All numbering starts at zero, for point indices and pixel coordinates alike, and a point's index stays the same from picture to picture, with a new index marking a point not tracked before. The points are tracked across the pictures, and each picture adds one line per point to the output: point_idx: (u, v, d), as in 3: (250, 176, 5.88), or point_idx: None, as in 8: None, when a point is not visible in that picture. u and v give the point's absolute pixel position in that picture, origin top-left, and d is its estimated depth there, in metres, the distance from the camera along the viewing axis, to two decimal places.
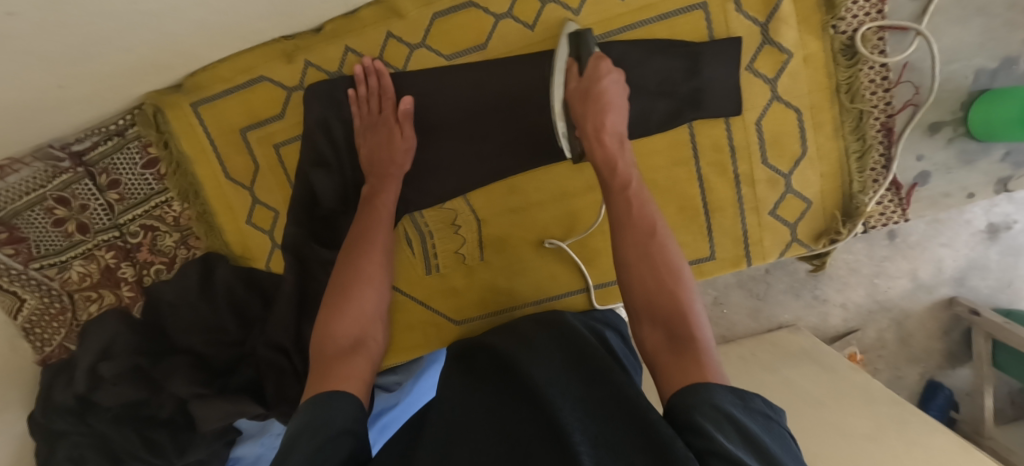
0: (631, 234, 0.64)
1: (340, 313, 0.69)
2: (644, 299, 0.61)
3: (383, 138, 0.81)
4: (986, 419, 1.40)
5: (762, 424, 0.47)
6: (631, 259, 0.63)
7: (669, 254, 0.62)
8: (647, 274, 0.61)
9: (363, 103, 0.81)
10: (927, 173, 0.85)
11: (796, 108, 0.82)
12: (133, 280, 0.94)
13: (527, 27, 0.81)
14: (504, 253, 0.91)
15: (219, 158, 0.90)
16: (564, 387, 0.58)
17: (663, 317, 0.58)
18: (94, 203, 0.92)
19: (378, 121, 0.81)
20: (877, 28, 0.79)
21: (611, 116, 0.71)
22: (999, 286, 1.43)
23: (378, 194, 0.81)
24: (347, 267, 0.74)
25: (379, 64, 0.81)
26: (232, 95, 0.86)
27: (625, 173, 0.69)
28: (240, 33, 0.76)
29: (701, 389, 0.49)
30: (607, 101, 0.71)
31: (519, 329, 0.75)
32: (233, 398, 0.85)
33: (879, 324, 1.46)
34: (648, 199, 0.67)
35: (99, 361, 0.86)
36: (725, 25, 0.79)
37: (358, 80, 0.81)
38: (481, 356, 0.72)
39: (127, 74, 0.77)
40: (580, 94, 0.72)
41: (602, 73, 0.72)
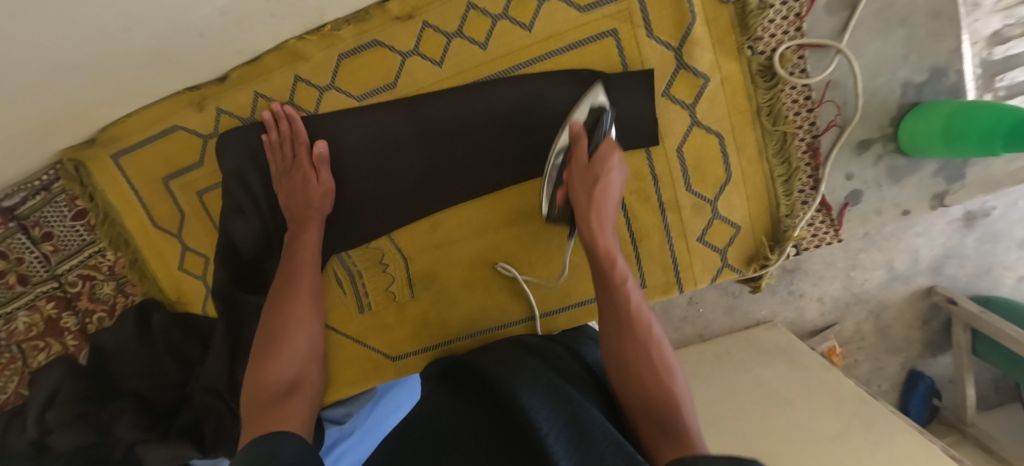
0: (631, 333, 0.68)
1: (271, 360, 0.70)
2: (640, 393, 0.64)
3: (299, 182, 0.79)
4: (968, 406, 1.31)
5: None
6: (630, 355, 0.66)
7: (667, 357, 0.66)
8: (645, 372, 0.65)
9: (277, 148, 0.81)
10: (859, 191, 0.83)
11: (717, 133, 0.80)
12: (76, 329, 0.96)
13: (434, 64, 0.80)
14: (434, 289, 0.91)
15: (145, 207, 0.90)
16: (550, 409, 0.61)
17: (657, 411, 0.62)
18: (30, 256, 0.93)
19: (291, 167, 0.80)
20: (796, 46, 0.76)
21: (610, 212, 0.74)
22: (979, 273, 1.31)
23: (297, 239, 0.80)
24: (276, 315, 0.74)
25: (289, 109, 0.80)
26: (148, 146, 0.86)
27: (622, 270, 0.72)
28: (145, 87, 0.76)
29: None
30: (609, 198, 0.74)
31: (501, 350, 0.79)
32: (172, 442, 0.87)
33: (857, 316, 1.35)
34: (643, 301, 0.71)
35: (45, 409, 0.87)
36: (636, 52, 0.77)
37: (268, 125, 0.80)
38: (465, 374, 0.77)
39: (41, 132, 0.77)
40: (586, 182, 0.73)
41: (616, 166, 0.73)
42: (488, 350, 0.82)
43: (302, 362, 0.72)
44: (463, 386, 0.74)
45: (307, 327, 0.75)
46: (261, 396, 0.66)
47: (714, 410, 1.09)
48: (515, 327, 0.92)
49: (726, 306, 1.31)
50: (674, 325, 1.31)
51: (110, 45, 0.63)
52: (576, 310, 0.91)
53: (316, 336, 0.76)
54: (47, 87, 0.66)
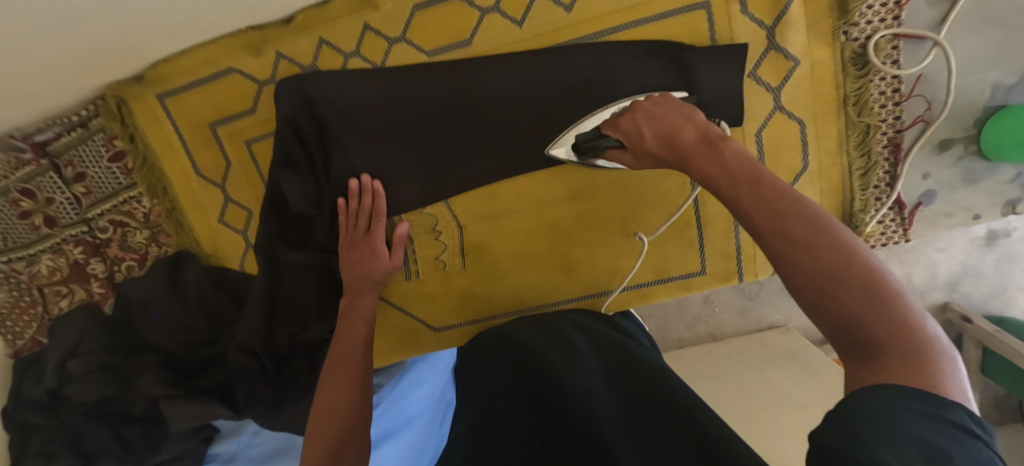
0: (792, 239, 0.46)
1: (342, 405, 0.70)
2: (830, 319, 0.44)
3: (367, 256, 0.81)
4: None
5: (966, 448, 0.35)
6: (789, 272, 0.46)
7: (857, 252, 0.44)
8: (820, 283, 0.44)
9: (351, 215, 0.82)
10: (933, 192, 0.81)
11: (799, 120, 0.77)
12: (104, 276, 0.91)
13: (515, 24, 0.75)
14: (485, 262, 0.88)
15: (188, 153, 0.86)
16: (606, 403, 0.62)
17: (853, 336, 0.42)
18: (61, 196, 0.87)
19: (362, 241, 0.81)
20: (891, 36, 0.72)
21: (687, 132, 0.58)
22: (993, 293, 1.26)
23: (353, 307, 0.81)
24: (328, 371, 0.74)
25: (377, 184, 0.80)
26: (197, 88, 0.81)
27: (749, 173, 0.51)
28: (205, 22, 0.71)
29: (882, 394, 0.38)
30: (670, 123, 0.61)
31: (553, 334, 0.78)
32: (202, 400, 0.84)
33: None
34: (788, 193, 0.48)
35: (67, 358, 0.84)
36: (728, 29, 0.73)
37: (352, 194, 0.80)
38: (522, 353, 0.76)
39: (89, 62, 0.72)
40: (651, 160, 0.63)
41: (633, 124, 0.64)
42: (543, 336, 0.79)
43: (359, 401, 0.71)
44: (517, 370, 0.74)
45: (359, 365, 0.74)
46: (317, 450, 0.66)
47: (733, 408, 1.06)
48: (568, 304, 0.89)
49: (740, 308, 1.26)
50: (687, 323, 1.27)
51: None
52: (627, 294, 0.89)
53: (368, 382, 0.74)
54: (110, 9, 0.61)
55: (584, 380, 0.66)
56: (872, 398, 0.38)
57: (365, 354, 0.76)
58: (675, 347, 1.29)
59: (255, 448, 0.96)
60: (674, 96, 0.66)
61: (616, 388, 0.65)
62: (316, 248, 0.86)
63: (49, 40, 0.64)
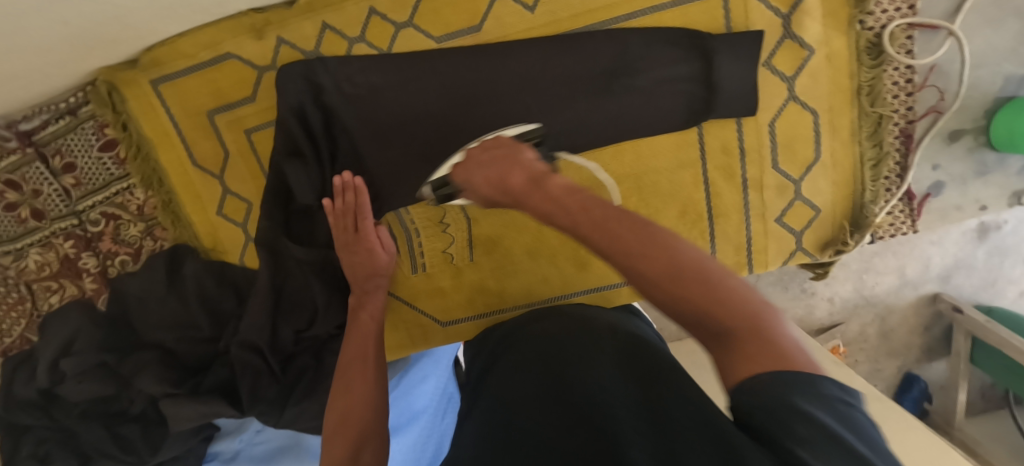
0: (621, 249, 0.46)
1: (358, 406, 0.69)
2: (676, 313, 0.44)
3: (365, 256, 0.79)
4: (957, 411, 1.30)
5: (848, 420, 0.36)
6: (632, 279, 0.46)
7: (677, 251, 0.45)
8: (664, 284, 0.44)
9: (339, 216, 0.78)
10: (942, 183, 0.82)
11: (813, 110, 0.77)
12: (96, 271, 0.87)
13: (526, 9, 0.74)
14: (494, 254, 0.87)
15: (185, 142, 0.82)
16: (619, 397, 0.60)
17: (701, 325, 0.43)
18: (48, 188, 0.83)
19: (355, 241, 0.79)
20: (906, 25, 0.72)
21: (517, 169, 0.59)
22: (983, 284, 1.28)
23: (361, 304, 0.80)
24: (343, 371, 0.73)
25: (359, 181, 0.77)
26: (196, 73, 0.77)
27: (569, 202, 0.52)
28: (207, 4, 0.68)
29: (763, 389, 0.37)
30: (505, 161, 0.61)
31: (554, 325, 0.76)
32: (205, 398, 0.82)
33: (863, 319, 1.31)
34: (606, 207, 0.49)
35: (61, 357, 0.80)
36: (744, 16, 0.72)
37: (335, 192, 0.77)
38: (526, 348, 0.74)
39: (84, 45, 0.69)
40: (501, 199, 0.61)
41: (469, 173, 0.64)
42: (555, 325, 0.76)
43: (372, 401, 0.70)
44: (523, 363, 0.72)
45: (372, 363, 0.74)
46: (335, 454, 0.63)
47: None
48: (582, 295, 0.88)
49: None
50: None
51: None
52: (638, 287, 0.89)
53: (384, 380, 0.73)
54: None
55: (590, 373, 0.64)
56: (760, 384, 0.37)
57: (377, 353, 0.75)
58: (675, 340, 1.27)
59: (258, 446, 0.95)
60: (503, 137, 0.67)
61: (629, 378, 0.63)
62: (320, 244, 0.84)
63: (44, 19, 0.60)
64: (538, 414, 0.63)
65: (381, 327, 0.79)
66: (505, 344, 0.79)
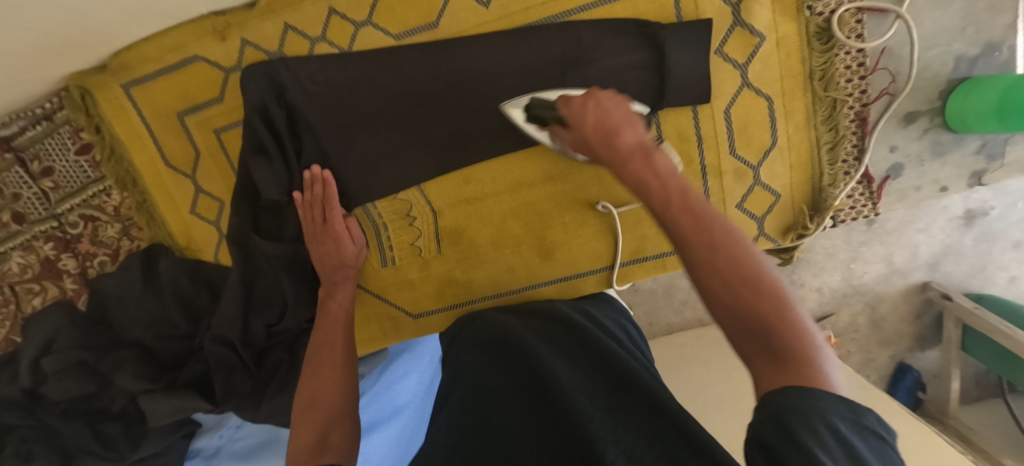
0: (705, 246, 0.50)
1: (325, 390, 0.71)
2: (732, 317, 0.48)
3: (331, 248, 0.81)
4: (952, 399, 1.29)
5: (876, 452, 0.39)
6: (702, 274, 0.50)
7: (756, 261, 0.48)
8: (729, 287, 0.48)
9: (308, 208, 0.81)
10: (899, 165, 0.83)
11: (767, 96, 0.78)
12: (76, 272, 0.89)
13: (481, 4, 0.76)
14: (461, 246, 0.88)
15: (157, 144, 0.85)
16: (591, 394, 0.61)
17: (755, 336, 0.46)
18: (27, 191, 0.86)
19: (322, 233, 0.81)
20: (855, 9, 0.73)
21: (626, 134, 0.59)
22: (973, 271, 1.27)
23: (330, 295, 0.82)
24: (312, 358, 0.75)
25: (327, 174, 0.79)
26: (163, 76, 0.80)
27: (671, 187, 0.54)
28: (168, 8, 0.71)
29: (800, 394, 0.41)
30: (615, 120, 0.61)
31: (532, 321, 0.76)
32: (181, 393, 0.83)
33: (853, 308, 1.30)
34: (703, 204, 0.52)
35: (42, 356, 0.82)
36: (693, 5, 0.74)
37: (304, 185, 0.80)
38: (501, 337, 0.73)
39: (52, 51, 0.71)
40: (603, 146, 0.61)
41: (583, 108, 0.64)
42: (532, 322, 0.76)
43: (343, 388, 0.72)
44: (495, 354, 0.71)
45: (341, 349, 0.75)
46: (307, 430, 0.66)
47: None
48: (552, 285, 0.90)
49: None
50: (676, 308, 1.21)
51: None
52: (600, 277, 0.90)
53: (353, 367, 0.75)
54: None
55: (562, 370, 0.64)
56: (805, 396, 0.40)
57: (346, 340, 0.77)
58: (664, 333, 1.24)
59: (239, 442, 0.96)
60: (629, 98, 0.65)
61: (594, 375, 0.63)
62: (288, 239, 0.86)
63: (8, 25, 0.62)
64: (514, 410, 0.64)
65: (351, 317, 0.81)
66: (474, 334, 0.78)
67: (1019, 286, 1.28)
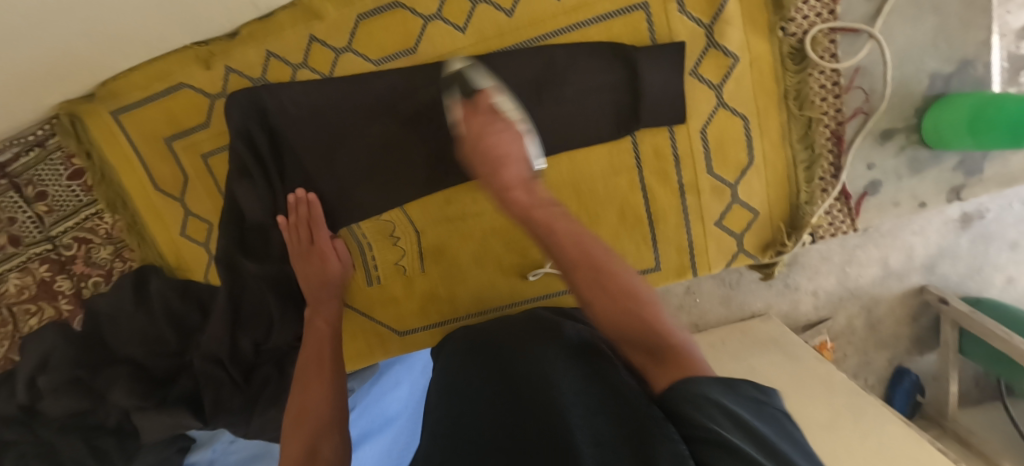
0: (586, 270, 0.61)
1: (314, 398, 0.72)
2: (618, 327, 0.58)
3: (318, 265, 0.83)
4: (951, 402, 1.27)
5: (754, 410, 0.46)
6: (586, 292, 0.61)
7: (631, 279, 0.60)
8: (612, 299, 0.59)
9: (294, 229, 0.82)
10: (877, 182, 0.83)
11: (742, 115, 0.79)
12: (71, 293, 0.91)
13: (458, 30, 0.77)
14: (444, 265, 0.90)
15: (146, 168, 0.87)
16: (571, 390, 0.56)
17: (638, 338, 0.56)
18: (22, 215, 0.88)
19: (310, 251, 0.83)
20: (828, 30, 0.74)
21: (510, 167, 0.70)
22: (969, 272, 1.26)
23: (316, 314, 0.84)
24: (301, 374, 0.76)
25: (312, 194, 0.82)
26: (151, 103, 0.82)
27: (551, 222, 0.66)
28: (150, 41, 0.73)
29: (690, 387, 0.47)
30: (510, 149, 0.70)
31: (522, 324, 0.74)
32: (171, 409, 0.85)
33: (849, 311, 1.29)
34: (574, 226, 0.65)
35: (37, 373, 0.84)
36: (666, 28, 0.75)
37: (289, 208, 0.82)
38: (484, 345, 0.72)
39: (41, 83, 0.74)
40: (479, 149, 0.71)
41: (489, 122, 0.71)
42: (515, 324, 0.74)
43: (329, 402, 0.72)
44: (477, 358, 0.70)
45: (329, 364, 0.77)
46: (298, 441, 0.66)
47: None
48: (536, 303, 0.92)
49: (721, 296, 1.26)
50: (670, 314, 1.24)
51: None
52: None
53: (340, 379, 0.77)
54: (55, 31, 0.63)
55: (544, 365, 0.61)
56: (686, 386, 0.47)
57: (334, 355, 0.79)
58: None
59: (232, 455, 0.98)
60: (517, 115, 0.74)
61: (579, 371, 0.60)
62: (273, 259, 0.87)
63: None
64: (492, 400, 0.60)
65: (335, 336, 0.82)
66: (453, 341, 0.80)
67: (1016, 288, 1.28)
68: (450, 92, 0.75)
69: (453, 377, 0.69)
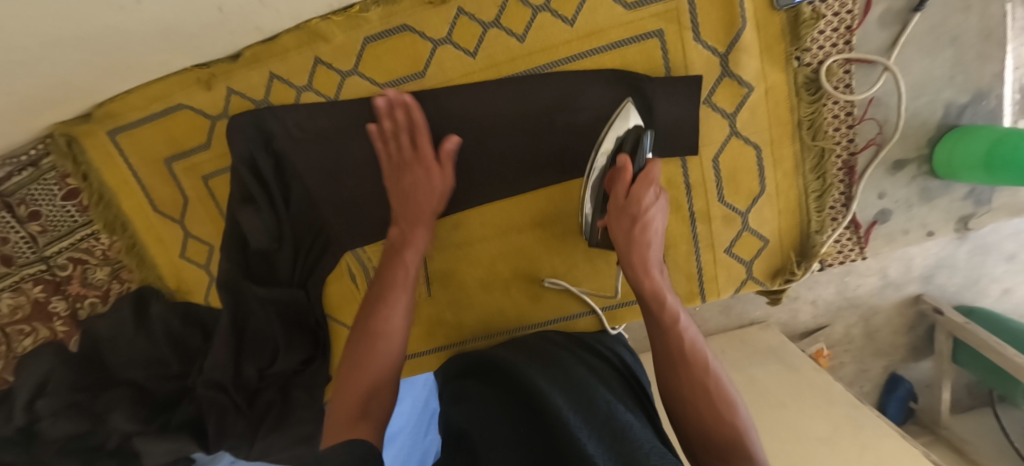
0: (677, 354, 0.65)
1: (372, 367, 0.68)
2: (692, 418, 0.61)
3: (422, 177, 0.76)
4: (944, 409, 1.28)
5: None
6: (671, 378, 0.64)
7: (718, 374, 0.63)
8: (696, 385, 0.62)
9: (390, 138, 0.76)
10: (887, 211, 0.83)
11: (755, 144, 0.78)
12: (66, 315, 0.89)
13: (468, 54, 0.75)
14: (450, 289, 0.89)
15: (145, 190, 0.85)
16: (583, 417, 0.59)
17: (704, 434, 0.59)
18: (15, 236, 0.85)
19: (411, 161, 0.76)
20: (843, 60, 0.73)
21: (655, 248, 0.71)
22: (965, 283, 1.23)
23: (405, 240, 0.77)
24: (374, 309, 0.73)
25: (408, 97, 0.75)
26: (148, 125, 0.80)
27: (674, 309, 0.68)
28: (153, 65, 0.71)
29: None
30: (651, 233, 0.71)
31: (535, 350, 0.77)
32: (172, 436, 0.83)
33: (847, 321, 1.28)
34: (681, 308, 0.69)
35: (35, 398, 0.81)
36: (681, 56, 0.74)
37: (381, 114, 0.75)
38: (496, 371, 0.74)
39: (41, 105, 0.71)
40: (623, 218, 0.71)
41: (648, 200, 0.70)
42: (523, 353, 0.77)
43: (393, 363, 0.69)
44: (492, 382, 0.72)
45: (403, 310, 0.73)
46: (346, 407, 0.63)
47: None
48: (544, 327, 0.90)
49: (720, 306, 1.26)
50: None
51: (123, 18, 0.58)
52: (589, 319, 0.90)
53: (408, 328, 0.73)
54: (58, 57, 0.61)
55: (555, 395, 0.64)
56: None
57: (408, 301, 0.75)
58: None
59: None
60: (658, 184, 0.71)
61: (588, 400, 0.63)
62: (279, 282, 0.87)
63: None
64: (500, 418, 0.64)
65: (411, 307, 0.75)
66: (479, 361, 0.79)
67: (1011, 298, 1.25)
68: (616, 139, 0.72)
69: (470, 395, 0.72)
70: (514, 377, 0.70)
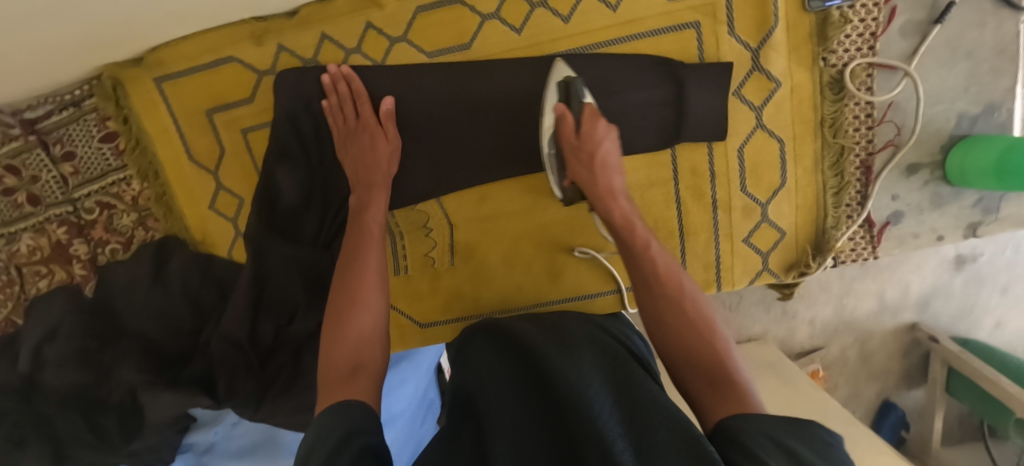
0: (659, 289, 0.65)
1: (354, 307, 0.64)
2: (678, 346, 0.60)
3: (367, 142, 0.76)
4: (934, 438, 1.29)
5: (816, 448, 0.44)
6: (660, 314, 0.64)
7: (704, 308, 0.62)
8: (682, 316, 0.62)
9: (337, 111, 0.77)
10: (901, 212, 0.86)
11: (779, 138, 0.82)
12: (87, 258, 0.88)
13: (514, 31, 0.79)
14: (473, 261, 0.91)
15: (184, 141, 0.87)
16: (596, 388, 0.59)
17: (692, 361, 0.58)
18: (47, 175, 0.86)
19: (356, 129, 0.77)
20: (866, 64, 0.78)
21: (614, 177, 0.75)
22: (960, 313, 1.26)
23: (365, 204, 0.75)
24: (342, 272, 0.68)
25: (345, 68, 0.77)
26: (196, 75, 0.82)
27: (644, 236, 0.70)
28: (215, 14, 0.74)
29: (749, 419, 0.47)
30: (610, 166, 0.74)
31: (557, 326, 0.76)
32: (184, 388, 0.81)
33: (844, 342, 1.28)
34: (651, 238, 0.70)
35: (43, 343, 0.79)
36: (715, 48, 0.78)
37: (328, 89, 0.77)
38: (509, 341, 0.74)
39: (100, 43, 0.73)
40: (581, 156, 0.74)
41: (595, 131, 0.73)
42: (536, 325, 0.76)
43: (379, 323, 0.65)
44: (504, 352, 0.73)
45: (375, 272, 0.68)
46: (335, 362, 0.60)
47: None
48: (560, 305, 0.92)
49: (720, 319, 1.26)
50: None
51: None
52: (611, 298, 0.92)
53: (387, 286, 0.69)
54: None
55: (565, 365, 0.64)
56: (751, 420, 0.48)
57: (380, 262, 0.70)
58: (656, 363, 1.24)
59: (234, 440, 0.93)
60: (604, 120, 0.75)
61: (602, 373, 0.63)
62: (304, 241, 0.87)
63: (69, 15, 0.64)
64: (518, 394, 0.65)
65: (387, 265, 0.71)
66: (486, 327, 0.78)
67: (1003, 332, 1.28)
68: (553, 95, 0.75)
69: (481, 365, 0.72)
70: (523, 351, 0.71)
